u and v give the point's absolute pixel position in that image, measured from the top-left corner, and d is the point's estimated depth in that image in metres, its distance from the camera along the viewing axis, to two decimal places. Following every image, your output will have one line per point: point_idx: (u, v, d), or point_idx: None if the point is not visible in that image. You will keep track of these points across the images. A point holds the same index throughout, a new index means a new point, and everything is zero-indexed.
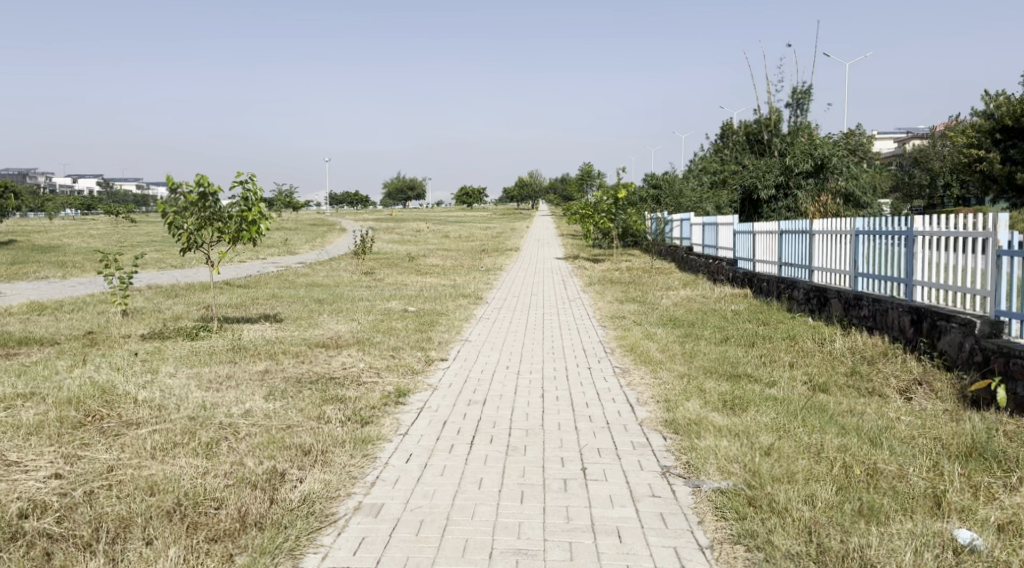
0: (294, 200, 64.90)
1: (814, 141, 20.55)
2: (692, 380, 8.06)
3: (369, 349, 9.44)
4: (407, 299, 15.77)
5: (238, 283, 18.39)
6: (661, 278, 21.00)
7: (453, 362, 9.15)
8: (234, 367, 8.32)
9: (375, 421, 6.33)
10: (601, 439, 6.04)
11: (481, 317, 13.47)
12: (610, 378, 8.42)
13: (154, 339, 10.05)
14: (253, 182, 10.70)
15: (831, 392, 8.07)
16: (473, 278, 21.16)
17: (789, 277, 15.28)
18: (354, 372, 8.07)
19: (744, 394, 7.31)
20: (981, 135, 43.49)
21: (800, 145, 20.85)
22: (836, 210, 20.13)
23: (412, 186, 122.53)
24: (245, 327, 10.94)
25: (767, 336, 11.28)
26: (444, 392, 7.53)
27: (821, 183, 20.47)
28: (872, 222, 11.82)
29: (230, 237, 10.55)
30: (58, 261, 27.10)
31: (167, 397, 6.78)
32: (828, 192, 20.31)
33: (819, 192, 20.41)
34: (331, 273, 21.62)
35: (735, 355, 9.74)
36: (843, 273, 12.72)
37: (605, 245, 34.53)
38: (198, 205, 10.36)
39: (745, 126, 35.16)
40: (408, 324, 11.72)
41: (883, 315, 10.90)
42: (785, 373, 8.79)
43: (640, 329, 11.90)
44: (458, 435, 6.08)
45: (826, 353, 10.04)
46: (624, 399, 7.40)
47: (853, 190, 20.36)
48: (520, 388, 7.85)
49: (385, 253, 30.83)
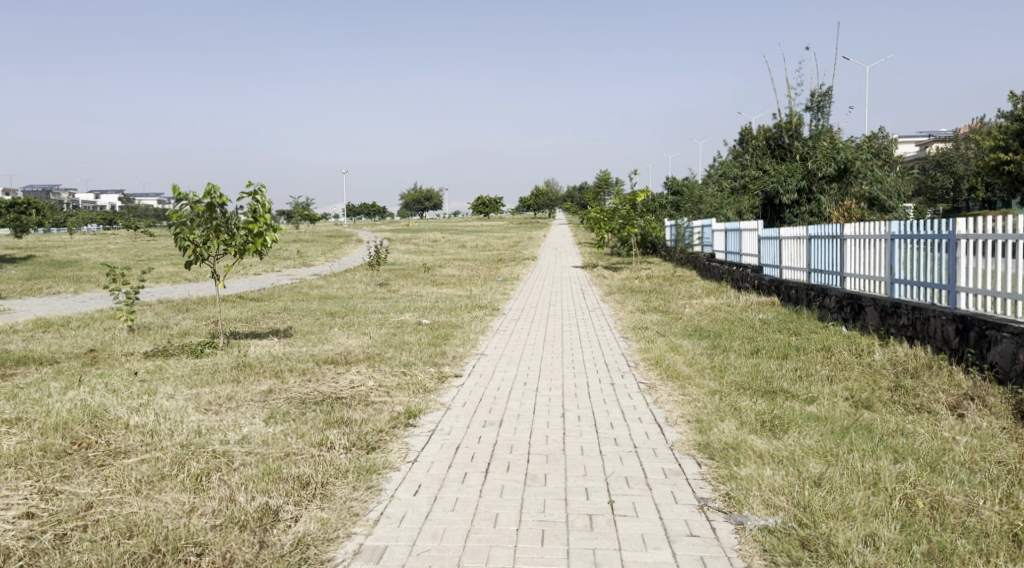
0: (311, 211, 64.72)
1: (836, 145, 20.02)
2: (725, 397, 7.48)
3: (380, 365, 8.97)
4: (422, 311, 15.27)
5: (250, 296, 17.99)
6: (684, 287, 20.41)
7: (467, 378, 8.63)
8: (236, 386, 7.84)
9: (382, 446, 5.84)
10: (629, 467, 5.50)
11: (498, 329, 12.97)
12: (635, 395, 7.86)
13: (157, 357, 9.62)
14: (263, 192, 10.23)
15: (875, 409, 7.53)
16: (490, 289, 20.65)
17: (819, 284, 14.62)
18: (363, 392, 7.57)
19: (783, 413, 6.74)
20: (1008, 137, 42.52)
21: (821, 148, 20.27)
22: (860, 215, 19.68)
23: (430, 197, 122.55)
24: (253, 343, 10.48)
25: (800, 348, 10.68)
26: (458, 412, 7.04)
27: (844, 187, 20.01)
28: (908, 225, 11.23)
29: (236, 250, 10.12)
30: (72, 276, 26.90)
31: (161, 422, 6.30)
32: (852, 197, 19.93)
33: (843, 197, 19.96)
34: (346, 285, 21.25)
35: (768, 369, 9.18)
36: (880, 279, 12.10)
37: (624, 254, 33.87)
38: (205, 215, 9.87)
39: (764, 131, 34.63)
40: (422, 337, 11.24)
41: (924, 324, 10.30)
42: (825, 389, 8.24)
43: (665, 340, 11.33)
44: (472, 462, 5.57)
45: (865, 366, 9.49)
46: (651, 420, 6.86)
47: (878, 193, 19.97)
48: (539, 407, 7.33)
49: (401, 263, 30.27)
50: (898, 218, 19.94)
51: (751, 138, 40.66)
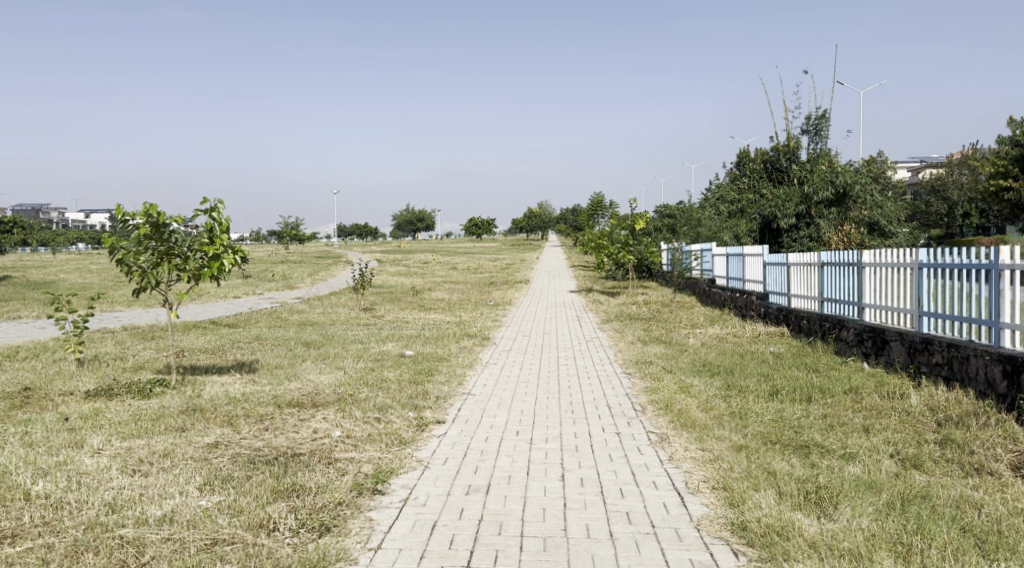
0: (299, 231, 63.58)
1: (834, 167, 19.13)
2: (754, 455, 6.36)
3: (351, 409, 7.80)
4: (406, 340, 14.11)
5: (224, 323, 16.74)
6: (685, 314, 19.32)
7: (450, 427, 7.46)
8: (177, 438, 6.65)
9: (341, 525, 4.71)
10: (648, 557, 4.37)
11: (488, 363, 11.80)
12: (645, 450, 6.71)
13: (99, 397, 8.41)
14: (221, 209, 9.05)
15: (927, 470, 6.46)
16: (480, 315, 19.47)
17: (833, 314, 13.52)
18: (326, 445, 6.41)
19: (828, 481, 5.63)
20: (1008, 162, 41.94)
21: (819, 171, 19.41)
22: (860, 240, 18.52)
23: (422, 218, 121.33)
24: (211, 380, 9.28)
25: (824, 389, 9.58)
26: (438, 474, 5.87)
27: (844, 212, 19.00)
28: (940, 253, 10.19)
29: (191, 276, 8.98)
30: (40, 298, 25.48)
31: (70, 490, 5.14)
32: (852, 222, 18.85)
33: (843, 222, 18.90)
34: (327, 310, 20.03)
35: (794, 416, 8.07)
36: (905, 312, 11.02)
37: (618, 277, 32.90)
38: (152, 237, 8.77)
39: (761, 152, 33.79)
40: (402, 373, 10.08)
41: (962, 364, 9.21)
42: (864, 443, 7.15)
43: (673, 378, 10.20)
44: (451, 550, 4.42)
45: (902, 412, 8.41)
46: (668, 485, 5.72)
47: (878, 218, 18.96)
48: (533, 467, 6.18)
49: (388, 287, 29.09)
50: (899, 245, 18.82)
51: (748, 161, 39.91)
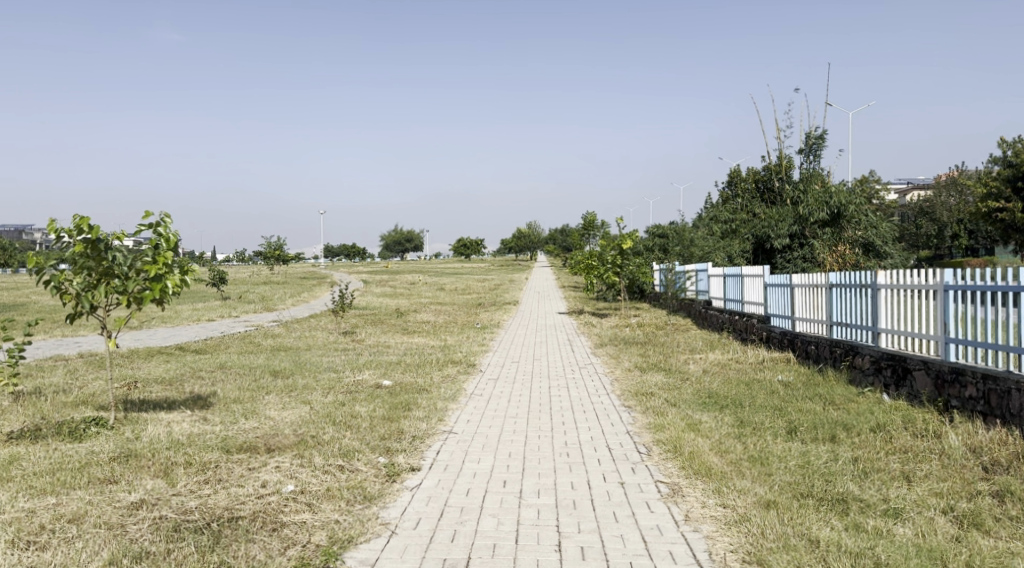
0: (282, 252, 62.32)
1: (827, 187, 18.17)
2: (787, 516, 5.33)
3: (309, 456, 6.69)
4: (384, 368, 13.01)
5: (190, 349, 15.55)
6: (682, 337, 18.28)
7: (427, 477, 6.37)
8: (95, 495, 5.54)
9: None
10: None
11: (471, 394, 10.69)
12: (657, 507, 5.66)
13: (21, 440, 7.27)
14: (167, 223, 8.06)
15: (989, 531, 5.43)
16: (465, 339, 18.37)
17: (845, 339, 12.53)
18: (274, 506, 5.32)
19: (882, 553, 4.61)
20: (1001, 183, 41.19)
21: (811, 191, 18.46)
22: (855, 261, 17.62)
23: (410, 239, 120.25)
24: (156, 419, 8.15)
25: (848, 426, 8.55)
26: (407, 544, 4.80)
27: (838, 232, 18.08)
28: (967, 274, 9.25)
29: (133, 299, 7.96)
30: None
31: None
32: (846, 242, 17.92)
33: (836, 242, 17.96)
34: (303, 334, 18.88)
35: (820, 461, 7.02)
36: (927, 338, 10.05)
37: (609, 299, 31.86)
38: (88, 256, 7.76)
39: (752, 171, 32.99)
40: (375, 408, 8.99)
41: (1002, 398, 8.22)
42: (907, 495, 6.10)
43: (678, 413, 9.15)
44: None
45: (939, 455, 7.40)
46: (690, 557, 4.66)
47: (873, 238, 18.02)
48: (523, 531, 5.10)
49: (372, 309, 27.92)
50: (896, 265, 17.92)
51: (740, 181, 39.15)
